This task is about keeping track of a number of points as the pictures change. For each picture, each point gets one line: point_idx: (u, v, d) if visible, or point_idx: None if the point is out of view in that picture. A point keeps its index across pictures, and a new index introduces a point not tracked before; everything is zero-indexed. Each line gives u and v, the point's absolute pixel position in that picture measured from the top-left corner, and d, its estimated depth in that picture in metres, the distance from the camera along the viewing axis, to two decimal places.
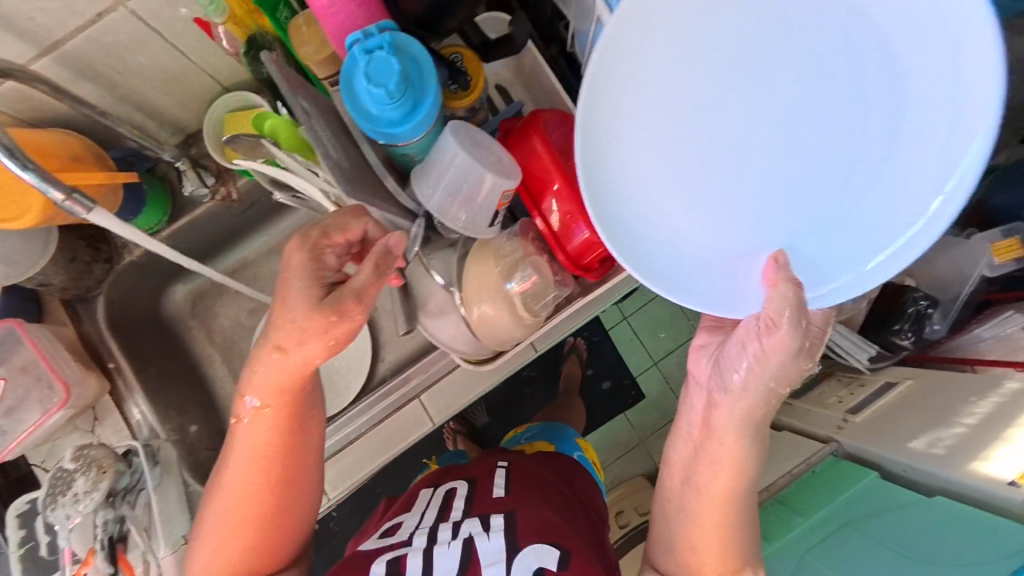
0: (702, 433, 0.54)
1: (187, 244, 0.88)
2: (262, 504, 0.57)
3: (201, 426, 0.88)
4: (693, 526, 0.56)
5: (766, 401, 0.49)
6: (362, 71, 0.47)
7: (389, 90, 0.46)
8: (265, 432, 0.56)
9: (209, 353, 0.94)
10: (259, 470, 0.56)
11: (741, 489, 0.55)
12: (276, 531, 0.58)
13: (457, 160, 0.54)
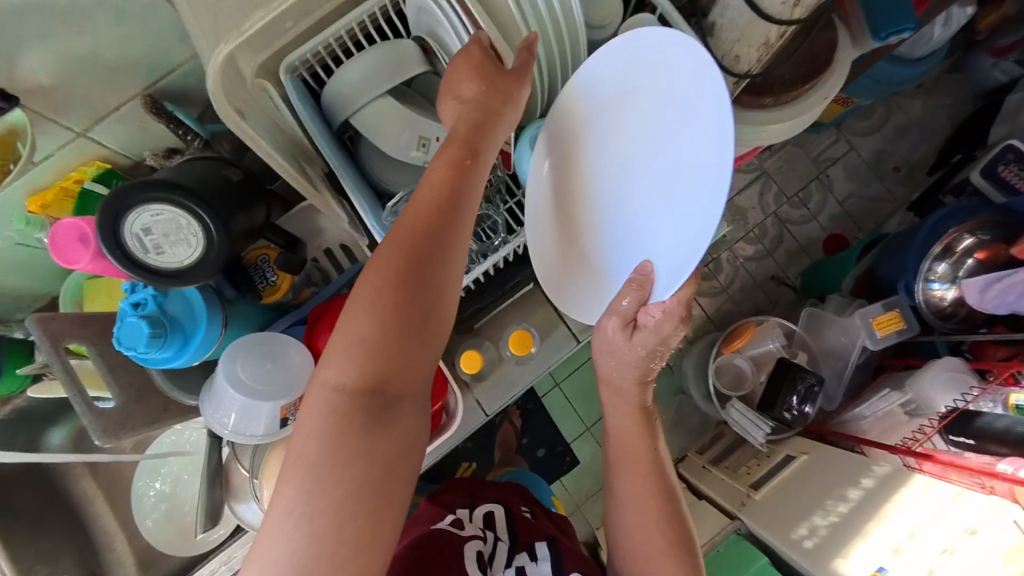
0: (627, 386, 0.64)
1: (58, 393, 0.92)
2: (376, 331, 0.49)
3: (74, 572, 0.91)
4: (631, 496, 0.65)
5: (632, 376, 0.63)
6: (127, 323, 0.51)
7: (155, 333, 0.51)
8: (417, 232, 0.52)
9: (85, 490, 0.94)
10: (369, 293, 0.50)
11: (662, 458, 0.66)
12: (395, 376, 0.49)
13: (238, 377, 0.56)
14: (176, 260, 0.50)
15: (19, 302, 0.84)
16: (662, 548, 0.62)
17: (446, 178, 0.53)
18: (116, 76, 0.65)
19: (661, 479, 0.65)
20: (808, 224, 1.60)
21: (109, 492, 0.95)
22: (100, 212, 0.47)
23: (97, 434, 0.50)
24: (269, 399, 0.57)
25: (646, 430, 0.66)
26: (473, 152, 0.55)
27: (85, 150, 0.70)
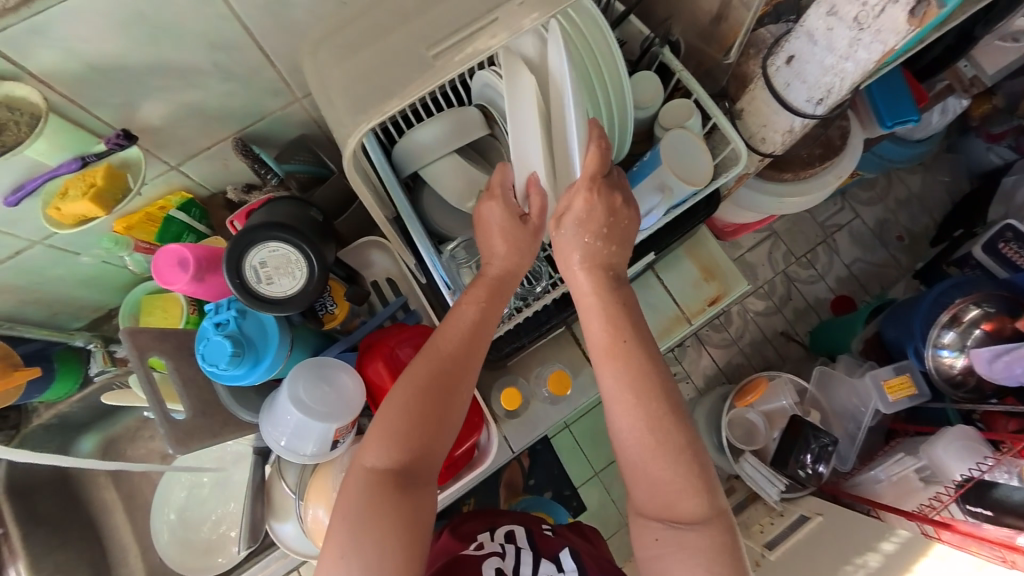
0: (583, 268, 0.62)
1: (96, 403, 0.95)
2: (410, 418, 0.56)
3: None
4: (613, 403, 0.60)
5: (593, 273, 0.62)
6: (212, 338, 0.56)
7: (236, 351, 0.56)
8: (450, 347, 0.59)
9: (107, 502, 0.95)
10: (408, 392, 0.57)
11: (650, 352, 0.60)
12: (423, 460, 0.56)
13: (292, 400, 0.59)
14: (279, 290, 0.56)
15: (79, 313, 0.89)
16: (661, 458, 0.57)
17: (475, 311, 0.60)
18: (214, 123, 0.74)
19: (637, 364, 0.59)
20: (816, 283, 1.67)
21: (131, 501, 0.96)
22: (230, 246, 0.55)
23: (173, 446, 0.54)
24: (324, 422, 0.60)
25: (618, 312, 0.61)
26: (501, 275, 0.63)
27: (171, 181, 0.79)
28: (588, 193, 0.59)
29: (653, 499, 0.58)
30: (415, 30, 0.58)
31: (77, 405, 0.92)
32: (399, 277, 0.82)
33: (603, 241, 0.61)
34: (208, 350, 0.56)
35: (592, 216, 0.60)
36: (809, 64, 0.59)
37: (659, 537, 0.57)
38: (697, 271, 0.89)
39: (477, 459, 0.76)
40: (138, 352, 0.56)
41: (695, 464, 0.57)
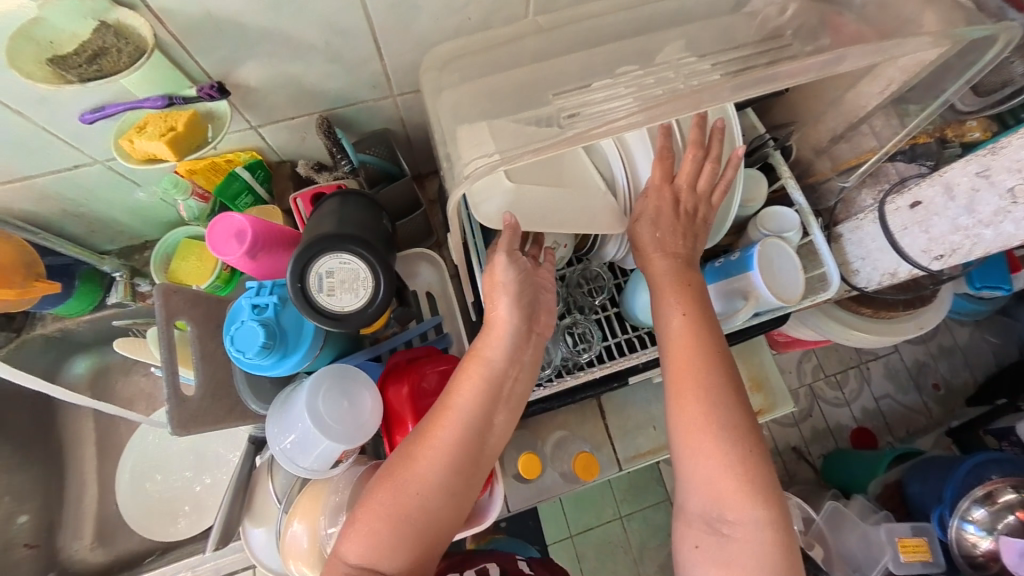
0: (658, 248, 0.59)
1: (105, 328, 0.93)
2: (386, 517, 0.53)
3: (34, 516, 0.85)
4: (672, 378, 0.55)
5: (673, 237, 0.59)
6: (246, 318, 0.53)
7: (263, 338, 0.52)
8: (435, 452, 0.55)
9: (83, 431, 0.92)
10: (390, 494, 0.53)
11: (716, 340, 0.56)
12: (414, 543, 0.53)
13: (304, 410, 0.55)
14: (337, 305, 0.52)
15: (117, 237, 0.88)
16: (716, 450, 0.52)
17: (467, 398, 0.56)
18: (307, 98, 0.72)
19: (706, 348, 0.55)
20: (840, 407, 1.59)
21: (105, 436, 0.93)
22: (303, 248, 0.52)
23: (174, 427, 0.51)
24: (330, 441, 0.55)
25: (687, 290, 0.58)
26: (491, 357, 0.57)
27: (245, 139, 0.77)
28: (663, 186, 0.59)
29: (704, 502, 0.52)
30: (540, 81, 0.57)
31: (80, 325, 0.89)
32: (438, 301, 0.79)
33: (674, 230, 0.59)
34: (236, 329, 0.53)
35: (672, 206, 0.59)
36: (937, 217, 0.56)
37: (699, 545, 0.52)
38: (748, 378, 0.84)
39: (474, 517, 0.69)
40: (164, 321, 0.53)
41: (759, 460, 0.52)
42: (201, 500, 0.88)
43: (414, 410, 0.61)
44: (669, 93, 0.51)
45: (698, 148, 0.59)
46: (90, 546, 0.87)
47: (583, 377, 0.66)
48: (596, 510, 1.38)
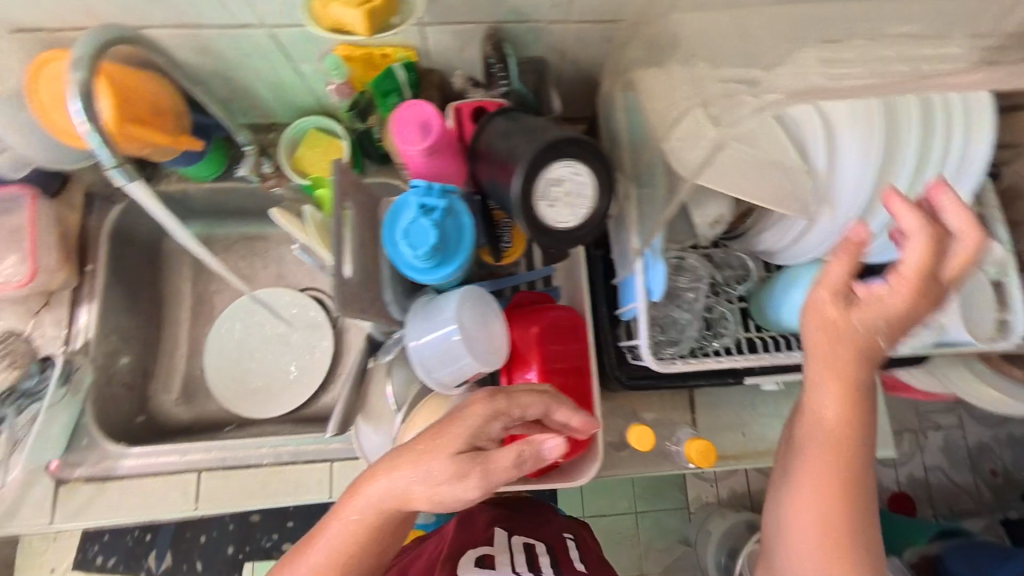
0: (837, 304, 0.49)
1: (219, 200, 0.95)
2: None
3: (132, 360, 0.89)
4: (804, 454, 0.54)
5: (854, 307, 0.49)
6: (413, 213, 0.52)
7: (432, 234, 0.50)
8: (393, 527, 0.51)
9: (183, 295, 0.97)
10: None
11: (862, 418, 0.51)
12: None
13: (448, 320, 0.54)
14: (553, 219, 0.49)
15: (251, 111, 0.87)
16: (825, 527, 0.52)
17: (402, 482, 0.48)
18: (486, 4, 0.67)
19: (850, 428, 0.52)
20: (888, 468, 1.50)
21: (199, 302, 0.97)
22: (540, 149, 0.47)
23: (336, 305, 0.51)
24: (469, 357, 0.54)
25: (854, 365, 0.50)
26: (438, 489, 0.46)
27: (407, 36, 0.73)
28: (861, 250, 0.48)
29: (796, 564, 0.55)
30: (771, 40, 0.52)
31: (198, 191, 0.91)
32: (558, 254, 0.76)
33: (879, 293, 0.48)
34: (402, 223, 0.52)
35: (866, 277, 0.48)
36: None
37: None
38: None
39: (568, 473, 0.67)
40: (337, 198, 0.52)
41: (871, 538, 0.53)
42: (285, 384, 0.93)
43: (540, 352, 0.61)
44: (903, 80, 0.48)
45: (894, 290, 0.47)
46: (174, 401, 0.92)
47: (721, 361, 0.62)
48: (615, 498, 1.38)
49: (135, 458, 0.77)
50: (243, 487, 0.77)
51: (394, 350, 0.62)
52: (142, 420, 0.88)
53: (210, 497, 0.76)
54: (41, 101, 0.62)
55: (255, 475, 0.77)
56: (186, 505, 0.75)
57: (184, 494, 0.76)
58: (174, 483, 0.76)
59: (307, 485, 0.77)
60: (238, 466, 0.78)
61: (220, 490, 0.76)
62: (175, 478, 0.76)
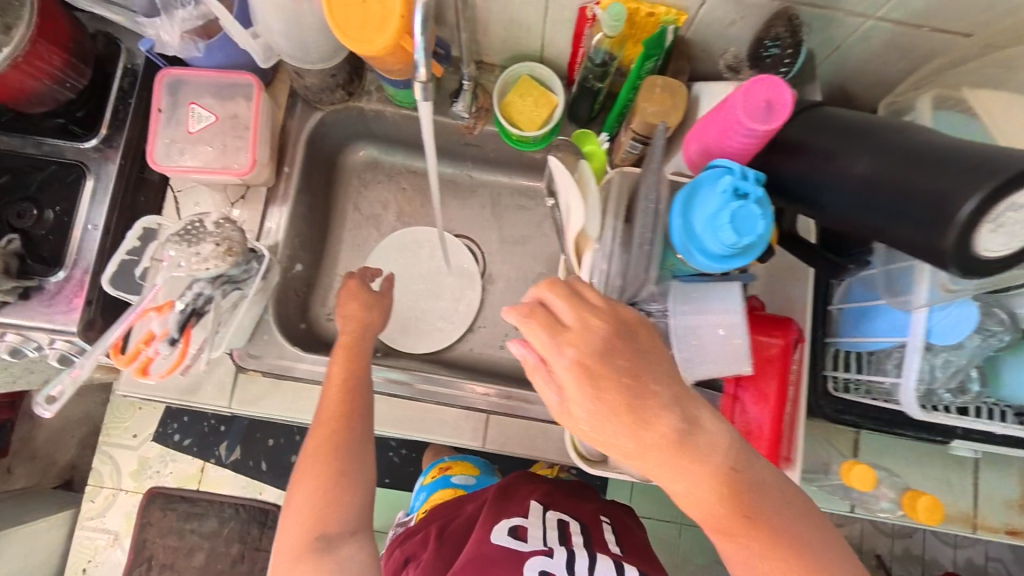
0: (568, 365, 0.41)
1: (407, 130, 0.94)
2: (321, 489, 0.62)
3: (302, 269, 0.91)
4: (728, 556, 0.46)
5: (609, 353, 0.41)
6: (717, 196, 0.49)
7: (755, 221, 0.47)
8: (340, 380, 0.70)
9: (346, 217, 1.00)
10: (311, 471, 0.63)
11: (745, 490, 0.45)
12: (331, 522, 0.61)
13: (724, 318, 0.53)
14: (983, 245, 0.43)
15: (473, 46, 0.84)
16: None
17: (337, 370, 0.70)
18: None
19: (745, 521, 0.44)
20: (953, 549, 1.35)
21: (356, 226, 1.00)
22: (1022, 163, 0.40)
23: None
24: (738, 355, 0.53)
25: (669, 450, 0.42)
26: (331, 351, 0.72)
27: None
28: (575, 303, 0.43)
29: None
30: None
31: (395, 116, 0.89)
32: (769, 266, 0.73)
33: (603, 345, 0.42)
34: (702, 203, 0.50)
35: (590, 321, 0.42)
36: None
37: None
38: (1016, 497, 0.79)
39: None
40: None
41: None
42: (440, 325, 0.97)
43: (782, 368, 0.58)
44: None
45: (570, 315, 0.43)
46: (329, 316, 0.94)
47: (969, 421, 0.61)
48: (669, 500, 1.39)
49: (312, 365, 0.81)
50: (402, 414, 0.81)
51: None
52: (303, 327, 0.91)
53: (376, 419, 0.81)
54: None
55: (417, 404, 0.82)
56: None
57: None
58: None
59: (462, 429, 0.81)
60: (401, 395, 0.82)
61: (382, 412, 0.81)
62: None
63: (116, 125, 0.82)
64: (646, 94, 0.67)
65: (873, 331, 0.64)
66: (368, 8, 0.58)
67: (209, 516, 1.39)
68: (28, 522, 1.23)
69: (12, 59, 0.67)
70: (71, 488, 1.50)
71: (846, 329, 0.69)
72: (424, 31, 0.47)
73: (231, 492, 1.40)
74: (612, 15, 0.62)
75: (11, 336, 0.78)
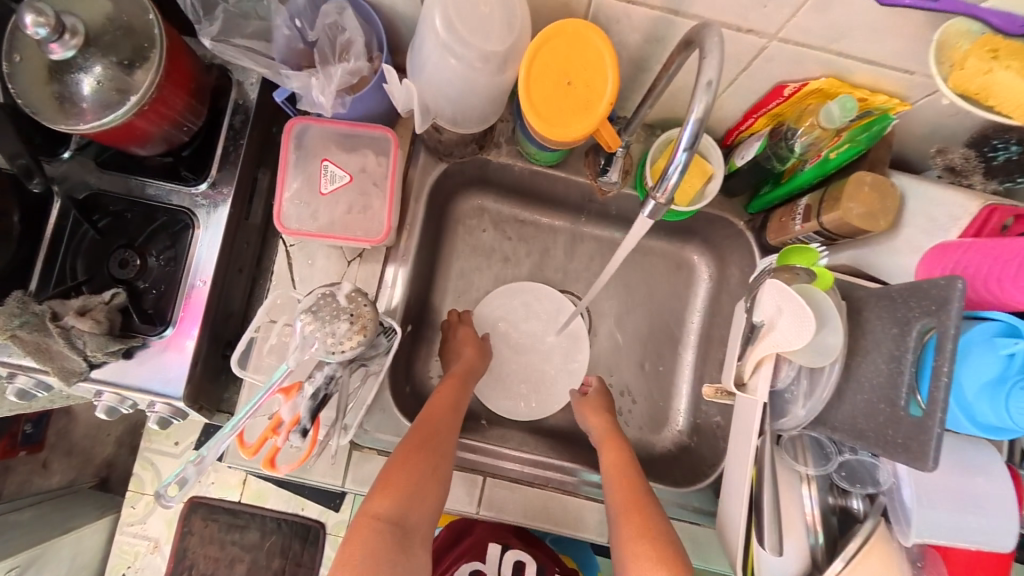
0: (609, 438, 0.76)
1: (529, 182, 0.86)
2: (412, 480, 0.63)
3: (411, 328, 0.85)
4: None
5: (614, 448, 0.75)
6: (999, 359, 0.42)
7: None
8: (449, 404, 0.74)
9: (451, 267, 0.91)
10: (409, 460, 0.64)
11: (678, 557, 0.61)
12: (410, 511, 0.62)
13: (984, 487, 0.45)
14: None
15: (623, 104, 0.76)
16: None
17: (451, 394, 0.75)
18: None
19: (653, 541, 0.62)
20: None
21: (461, 276, 0.91)
22: None
23: (936, 466, 0.40)
24: (1000, 531, 0.45)
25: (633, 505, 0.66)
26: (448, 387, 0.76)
27: (912, 86, 0.57)
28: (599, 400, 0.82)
29: None
30: None
31: (522, 169, 0.83)
32: None
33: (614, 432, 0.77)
34: (975, 365, 0.43)
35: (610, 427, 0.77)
36: None
37: None
38: None
39: None
40: (939, 331, 0.41)
41: None
42: (549, 392, 0.88)
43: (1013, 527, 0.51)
44: None
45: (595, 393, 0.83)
46: (434, 377, 0.88)
47: None
48: None
49: None
50: (524, 504, 0.76)
51: (807, 461, 0.56)
52: (409, 391, 0.85)
53: (493, 505, 0.75)
54: (534, 80, 0.52)
55: (539, 491, 0.77)
56: (470, 504, 0.75)
57: (469, 493, 0.75)
58: (461, 479, 0.76)
59: (585, 522, 0.76)
60: (521, 480, 0.79)
61: (505, 499, 0.76)
62: (462, 474, 0.76)
63: (227, 167, 0.76)
64: (852, 191, 0.59)
65: None
66: (571, 91, 0.52)
67: (250, 528, 1.02)
68: (72, 526, 0.98)
69: (135, 109, 0.63)
70: (108, 486, 1.21)
71: None
72: (691, 149, 0.43)
73: (275, 505, 1.04)
74: (842, 109, 0.55)
75: (108, 395, 0.73)
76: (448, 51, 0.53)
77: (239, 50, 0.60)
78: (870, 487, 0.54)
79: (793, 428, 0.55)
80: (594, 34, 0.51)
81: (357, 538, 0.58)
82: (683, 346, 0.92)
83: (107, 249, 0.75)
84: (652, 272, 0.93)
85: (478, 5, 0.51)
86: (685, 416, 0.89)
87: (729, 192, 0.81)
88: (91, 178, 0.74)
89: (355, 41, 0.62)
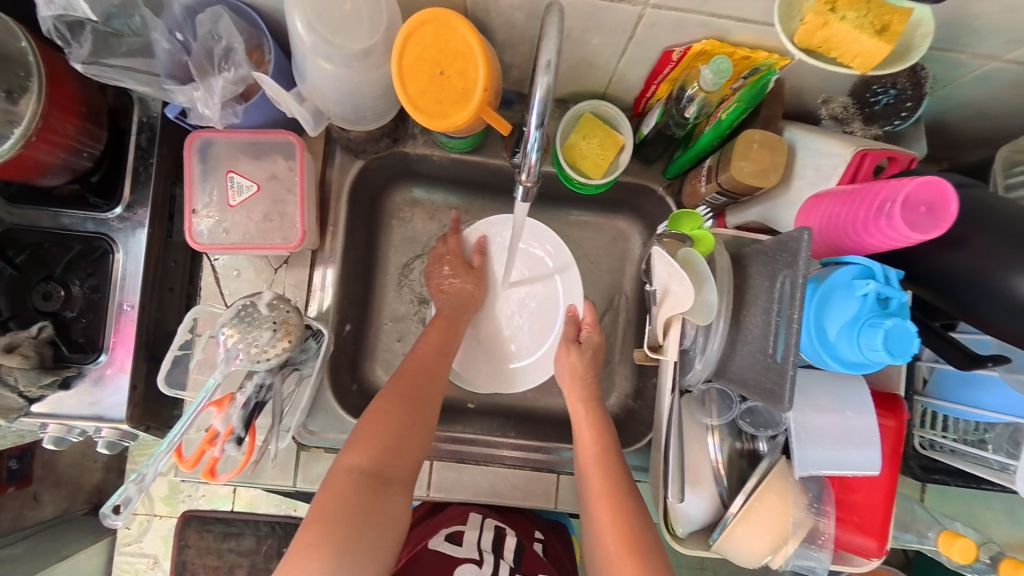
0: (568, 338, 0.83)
1: (453, 171, 0.86)
2: (388, 431, 0.65)
3: (352, 327, 0.86)
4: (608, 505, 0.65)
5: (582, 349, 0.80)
6: (856, 299, 0.44)
7: (907, 330, 0.41)
8: (432, 350, 0.75)
9: (389, 261, 0.90)
10: (384, 413, 0.66)
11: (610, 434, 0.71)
12: (390, 463, 0.63)
13: (853, 421, 0.49)
14: None
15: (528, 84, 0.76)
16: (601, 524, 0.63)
17: (436, 340, 0.77)
18: (943, 38, 0.52)
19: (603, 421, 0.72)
20: None
21: (401, 271, 0.90)
22: None
23: (790, 406, 0.42)
24: (867, 459, 0.49)
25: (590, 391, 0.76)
26: (432, 338, 0.77)
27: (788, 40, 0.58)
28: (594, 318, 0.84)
29: None
30: None
31: (442, 159, 0.83)
32: None
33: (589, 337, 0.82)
34: (837, 306, 0.45)
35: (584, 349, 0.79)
36: None
37: None
38: None
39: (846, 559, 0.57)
40: (792, 281, 0.43)
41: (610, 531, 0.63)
42: None
43: (895, 450, 0.54)
44: None
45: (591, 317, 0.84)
46: (382, 373, 0.88)
47: None
48: None
49: None
50: (473, 483, 0.79)
51: (714, 412, 0.59)
52: (356, 388, 0.86)
53: (443, 488, 0.79)
54: (406, 75, 0.52)
55: (485, 470, 0.80)
56: (420, 489, 0.78)
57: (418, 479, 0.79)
58: None
59: (533, 492, 0.80)
60: (467, 459, 0.81)
61: (453, 481, 0.79)
62: None
63: (139, 189, 0.75)
64: (743, 150, 0.60)
65: (976, 401, 0.58)
66: (445, 82, 0.53)
67: (245, 534, 1.02)
68: (65, 554, 0.96)
69: (22, 141, 0.62)
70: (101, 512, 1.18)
71: (941, 390, 0.62)
72: (542, 127, 0.46)
73: (266, 507, 1.03)
74: (716, 71, 0.57)
75: (51, 426, 0.73)
76: (319, 54, 0.53)
77: (115, 69, 0.59)
78: (776, 431, 0.56)
79: (693, 380, 0.58)
80: (457, 21, 0.51)
81: (337, 492, 0.60)
82: (623, 315, 0.93)
83: (31, 283, 0.76)
84: (588, 245, 0.94)
85: (339, 3, 0.52)
86: (629, 382, 0.91)
87: (644, 161, 0.82)
88: (3, 214, 0.73)
89: (234, 48, 0.61)
